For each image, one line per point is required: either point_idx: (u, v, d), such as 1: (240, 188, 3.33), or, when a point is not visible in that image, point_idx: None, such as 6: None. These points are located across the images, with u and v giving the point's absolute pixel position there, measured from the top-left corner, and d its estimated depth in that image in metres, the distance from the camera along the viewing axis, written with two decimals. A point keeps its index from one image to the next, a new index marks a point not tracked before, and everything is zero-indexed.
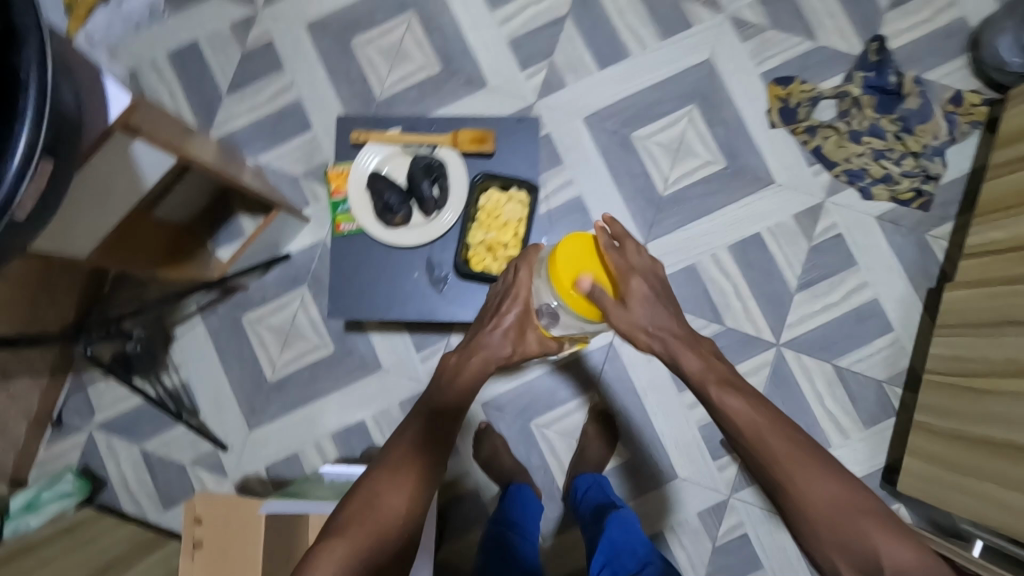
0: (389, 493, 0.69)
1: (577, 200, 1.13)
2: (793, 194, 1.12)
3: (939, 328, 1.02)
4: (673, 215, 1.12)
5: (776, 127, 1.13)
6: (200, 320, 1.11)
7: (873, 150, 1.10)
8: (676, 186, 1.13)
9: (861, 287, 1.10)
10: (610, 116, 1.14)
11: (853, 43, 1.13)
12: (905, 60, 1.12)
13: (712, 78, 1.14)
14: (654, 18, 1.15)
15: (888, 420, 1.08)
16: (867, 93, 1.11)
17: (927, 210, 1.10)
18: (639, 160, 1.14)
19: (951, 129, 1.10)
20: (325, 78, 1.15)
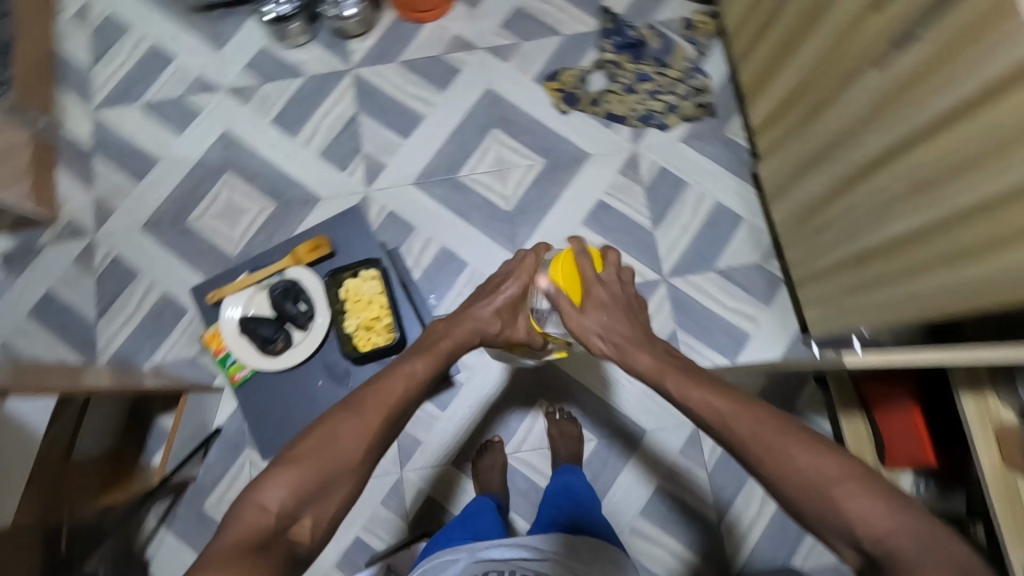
0: (353, 433, 0.69)
1: (443, 250, 1.23)
2: (609, 157, 1.26)
3: (773, 195, 1.14)
4: (526, 221, 1.24)
5: (568, 112, 1.28)
6: (165, 530, 1.12)
7: (649, 93, 1.28)
8: (516, 197, 1.25)
9: (701, 199, 1.24)
10: (434, 171, 1.26)
11: (589, 21, 1.32)
12: (633, 15, 1.31)
13: (498, 101, 1.29)
14: (428, 80, 1.30)
15: (781, 290, 1.20)
16: (620, 53, 1.29)
17: (716, 114, 1.27)
18: (475, 192, 1.26)
19: (695, 48, 1.29)
20: (180, 262, 1.22)
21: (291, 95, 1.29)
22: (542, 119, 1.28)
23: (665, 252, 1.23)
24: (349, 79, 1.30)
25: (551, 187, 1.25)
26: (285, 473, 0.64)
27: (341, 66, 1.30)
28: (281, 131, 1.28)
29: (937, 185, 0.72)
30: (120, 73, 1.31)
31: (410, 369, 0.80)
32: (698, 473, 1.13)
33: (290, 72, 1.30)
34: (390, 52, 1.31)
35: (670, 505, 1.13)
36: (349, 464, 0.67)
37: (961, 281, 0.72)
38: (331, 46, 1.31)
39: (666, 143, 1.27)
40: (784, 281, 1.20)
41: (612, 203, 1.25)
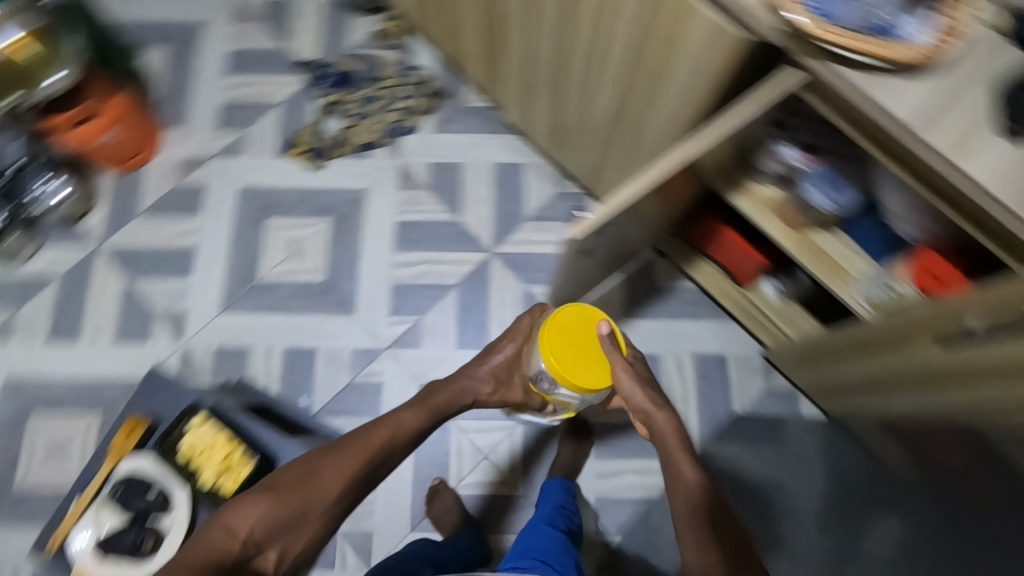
0: (333, 470, 0.85)
1: (286, 352, 1.19)
2: (382, 182, 1.28)
3: (528, 128, 1.19)
4: (345, 279, 1.23)
5: (325, 165, 1.29)
6: None
7: (381, 108, 1.31)
8: (323, 264, 1.23)
9: (481, 169, 1.29)
10: (234, 288, 1.22)
11: (295, 80, 1.33)
12: (329, 54, 1.34)
13: (257, 192, 1.28)
14: (179, 212, 1.26)
15: (589, 202, 1.26)
16: (336, 91, 1.32)
17: (449, 93, 1.33)
18: (284, 282, 1.23)
19: (397, 50, 1.34)
20: (31, 528, 1.09)
21: (53, 303, 1.20)
22: (306, 185, 1.28)
23: (479, 229, 1.26)
24: (102, 255, 1.23)
25: (349, 237, 1.25)
26: (260, 504, 0.81)
27: (87, 248, 1.23)
28: (61, 343, 1.18)
29: (608, 47, 0.77)
30: None
31: (400, 419, 0.91)
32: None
33: (38, 284, 1.20)
34: (127, 209, 1.25)
35: (614, 431, 1.16)
36: (318, 504, 0.83)
37: (673, 111, 0.77)
38: (65, 237, 1.23)
39: (424, 141, 1.30)
40: (586, 193, 1.27)
41: (410, 217, 1.27)
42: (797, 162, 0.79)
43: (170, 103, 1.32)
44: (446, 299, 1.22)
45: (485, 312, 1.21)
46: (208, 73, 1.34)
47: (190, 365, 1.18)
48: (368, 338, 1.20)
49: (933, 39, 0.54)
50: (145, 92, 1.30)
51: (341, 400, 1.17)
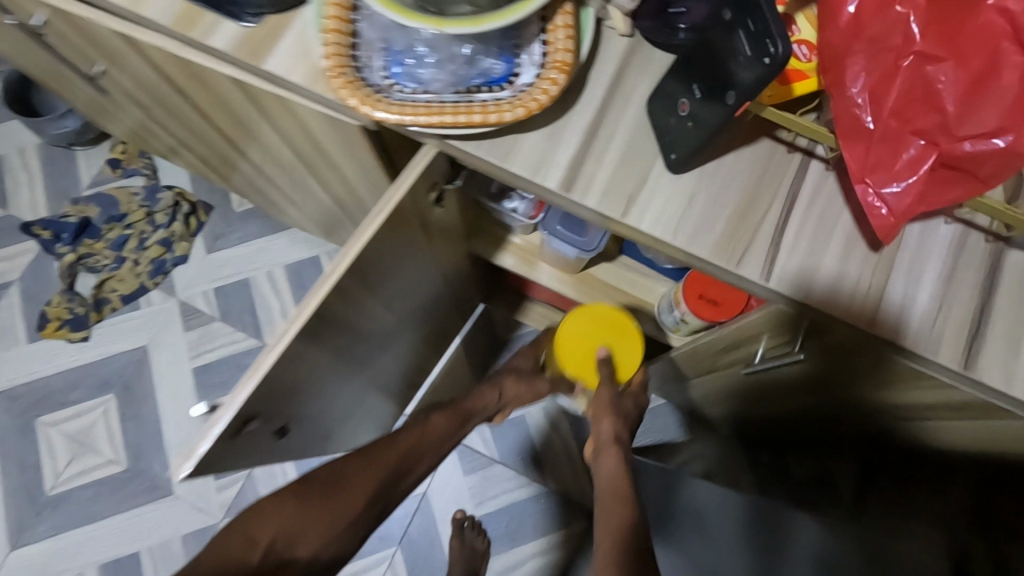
0: (363, 475, 0.57)
1: (105, 567, 0.99)
2: (164, 329, 1.10)
3: (298, 219, 1.04)
4: (153, 456, 1.04)
5: (91, 333, 1.09)
6: None
7: (137, 248, 1.12)
8: (120, 449, 1.04)
9: (273, 276, 1.13)
10: (21, 515, 1.01)
11: (29, 248, 1.13)
12: (60, 206, 1.15)
13: (17, 392, 1.07)
14: None
15: None
16: (79, 244, 1.12)
17: (213, 204, 1.16)
18: (80, 486, 1.02)
19: (138, 177, 1.16)
20: None
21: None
22: (74, 363, 1.08)
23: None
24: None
25: (143, 406, 1.06)
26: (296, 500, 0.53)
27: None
28: None
29: (261, 138, 0.62)
30: None
31: (433, 422, 0.68)
32: (493, 469, 1.04)
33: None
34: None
35: (501, 518, 1.02)
36: (344, 515, 0.55)
37: (366, 186, 0.63)
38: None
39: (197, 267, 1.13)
40: None
41: (206, 357, 1.09)
42: (528, 215, 0.67)
43: None
44: None
45: None
46: None
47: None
48: (198, 514, 1.02)
49: (542, 74, 0.43)
50: None
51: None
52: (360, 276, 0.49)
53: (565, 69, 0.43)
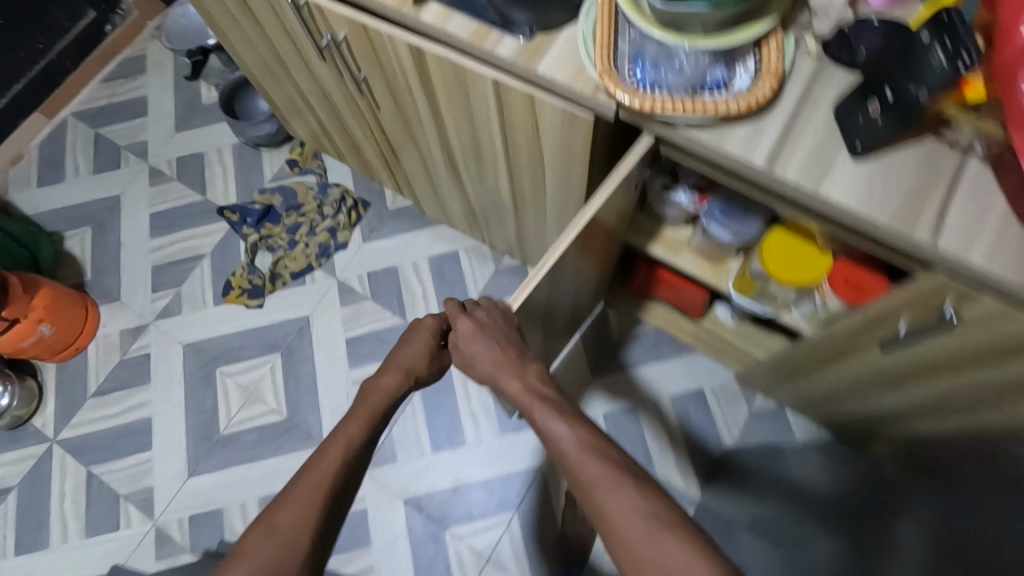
0: (282, 524, 0.57)
1: (261, 500, 1.15)
2: (324, 303, 1.28)
3: (449, 215, 1.20)
4: (307, 409, 1.20)
5: (264, 301, 1.28)
6: None
7: (308, 233, 1.32)
8: (281, 401, 1.21)
9: (418, 265, 1.29)
10: (196, 447, 1.19)
11: (219, 227, 1.35)
12: (248, 195, 1.37)
13: (201, 346, 1.26)
14: (128, 385, 1.24)
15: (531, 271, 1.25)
16: (260, 227, 1.33)
17: (370, 201, 1.34)
18: (246, 429, 1.20)
19: (311, 174, 1.37)
20: None
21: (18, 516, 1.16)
22: (249, 325, 1.27)
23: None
24: (57, 453, 1.20)
25: (303, 367, 1.23)
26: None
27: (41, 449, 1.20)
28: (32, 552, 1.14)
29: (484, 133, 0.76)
30: None
31: (342, 436, 0.63)
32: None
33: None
34: (76, 400, 1.24)
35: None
36: (293, 557, 0.56)
37: (561, 178, 0.76)
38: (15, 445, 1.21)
39: (354, 253, 1.31)
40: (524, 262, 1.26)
41: (357, 330, 1.25)
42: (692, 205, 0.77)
43: (101, 281, 1.33)
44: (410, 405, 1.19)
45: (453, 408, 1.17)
46: (135, 243, 1.35)
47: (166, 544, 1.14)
48: None
49: (757, 77, 0.53)
50: (75, 278, 1.32)
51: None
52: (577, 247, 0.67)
53: (778, 77, 0.52)
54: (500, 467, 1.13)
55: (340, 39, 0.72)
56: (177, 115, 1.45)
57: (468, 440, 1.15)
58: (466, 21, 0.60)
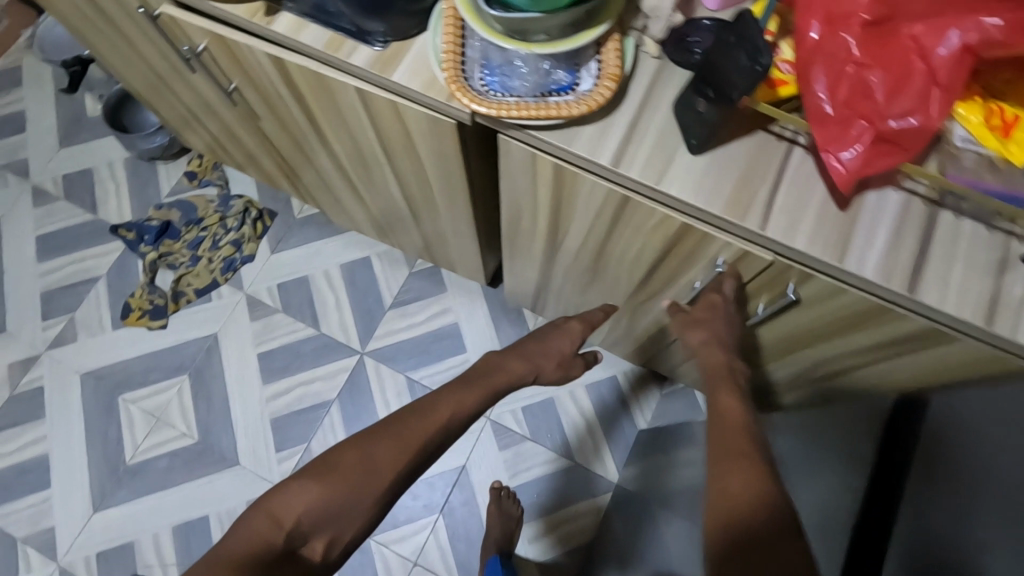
0: (380, 450, 0.62)
1: (176, 528, 1.11)
2: (231, 319, 1.24)
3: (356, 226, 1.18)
4: (220, 430, 1.16)
5: (166, 322, 1.23)
6: None
7: (211, 248, 1.27)
8: (191, 423, 1.17)
9: (329, 273, 1.26)
10: (102, 478, 1.13)
11: (114, 246, 1.28)
12: (143, 211, 1.31)
13: (101, 374, 1.20)
14: (21, 419, 1.17)
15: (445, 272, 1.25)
16: (158, 244, 1.27)
17: (277, 211, 1.31)
18: (154, 455, 1.15)
19: (211, 186, 1.32)
20: None
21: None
22: (153, 348, 1.22)
23: (343, 331, 1.23)
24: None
25: (216, 387, 1.19)
26: (319, 487, 0.58)
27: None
28: None
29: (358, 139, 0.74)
30: None
31: (455, 397, 0.70)
32: (527, 445, 1.15)
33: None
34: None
35: (536, 489, 1.13)
36: (367, 494, 0.60)
37: (445, 181, 0.76)
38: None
39: (262, 267, 1.27)
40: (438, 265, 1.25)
41: (271, 344, 1.22)
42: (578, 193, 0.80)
43: None
44: (328, 416, 1.17)
45: (372, 416, 1.17)
46: (20, 269, 1.27)
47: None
48: (260, 483, 1.13)
49: (598, 82, 0.55)
50: None
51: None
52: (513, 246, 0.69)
53: (615, 79, 0.54)
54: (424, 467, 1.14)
55: (201, 49, 0.71)
56: (59, 130, 1.36)
57: None
58: (320, 32, 0.61)
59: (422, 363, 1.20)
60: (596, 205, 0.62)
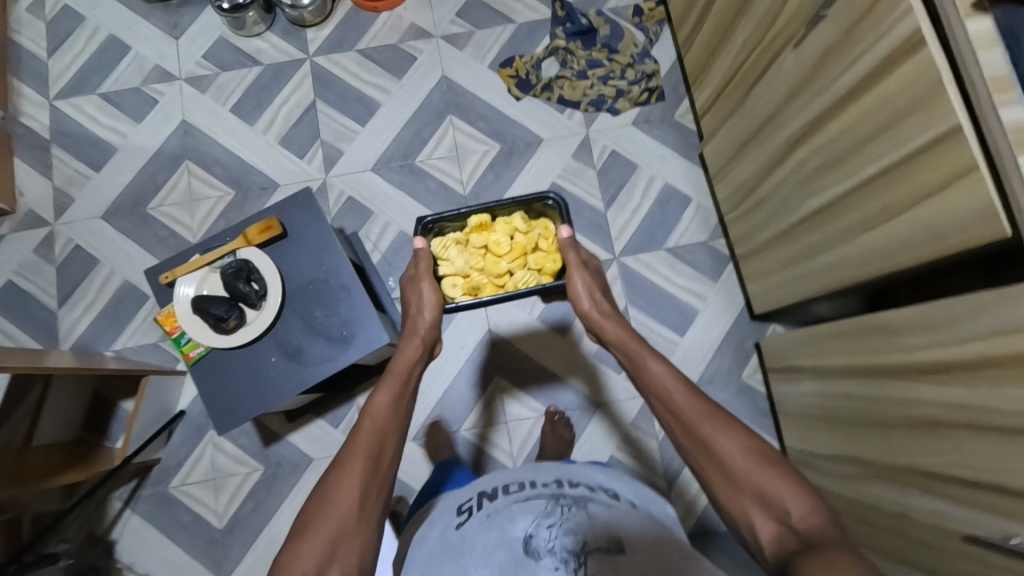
0: (341, 489, 0.63)
1: None
2: (363, 182, 1.28)
3: (527, 151, 1.30)
4: None
5: (303, 154, 1.29)
6: (128, 514, 1.15)
7: (370, 102, 1.31)
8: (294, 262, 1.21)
9: (472, 172, 1.29)
10: (236, 214, 1.26)
11: (280, 54, 1.33)
12: (307, 46, 1.33)
13: (203, 193, 1.27)
14: (210, 103, 1.31)
15: (590, 201, 1.28)
16: (328, 58, 1.32)
17: (455, 89, 1.32)
18: None
19: (397, 45, 1.33)
20: (137, 251, 1.25)
21: (74, 145, 1.29)
22: (261, 184, 1.28)
23: None
24: (102, 143, 1.29)
25: None
26: (318, 534, 0.59)
27: (134, 90, 1.31)
28: (136, 117, 1.30)
29: (781, 47, 0.85)
30: (42, 33, 1.33)
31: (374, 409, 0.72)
32: (589, 418, 1.20)
33: (62, 129, 1.30)
34: (171, 77, 1.32)
35: (607, 423, 1.20)
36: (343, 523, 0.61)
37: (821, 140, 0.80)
38: (83, 94, 1.31)
39: (385, 161, 1.29)
40: (584, 194, 1.28)
41: (363, 245, 1.26)
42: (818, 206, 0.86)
43: (184, 12, 1.34)
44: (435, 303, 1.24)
45: (475, 315, 1.23)
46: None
47: (135, 352, 1.21)
48: None
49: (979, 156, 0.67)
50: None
51: (280, 418, 1.18)
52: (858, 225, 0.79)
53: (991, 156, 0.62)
54: (492, 401, 1.21)
55: None
56: None
57: (487, 346, 1.22)
58: None
59: (532, 311, 1.23)
60: (875, 210, 0.74)
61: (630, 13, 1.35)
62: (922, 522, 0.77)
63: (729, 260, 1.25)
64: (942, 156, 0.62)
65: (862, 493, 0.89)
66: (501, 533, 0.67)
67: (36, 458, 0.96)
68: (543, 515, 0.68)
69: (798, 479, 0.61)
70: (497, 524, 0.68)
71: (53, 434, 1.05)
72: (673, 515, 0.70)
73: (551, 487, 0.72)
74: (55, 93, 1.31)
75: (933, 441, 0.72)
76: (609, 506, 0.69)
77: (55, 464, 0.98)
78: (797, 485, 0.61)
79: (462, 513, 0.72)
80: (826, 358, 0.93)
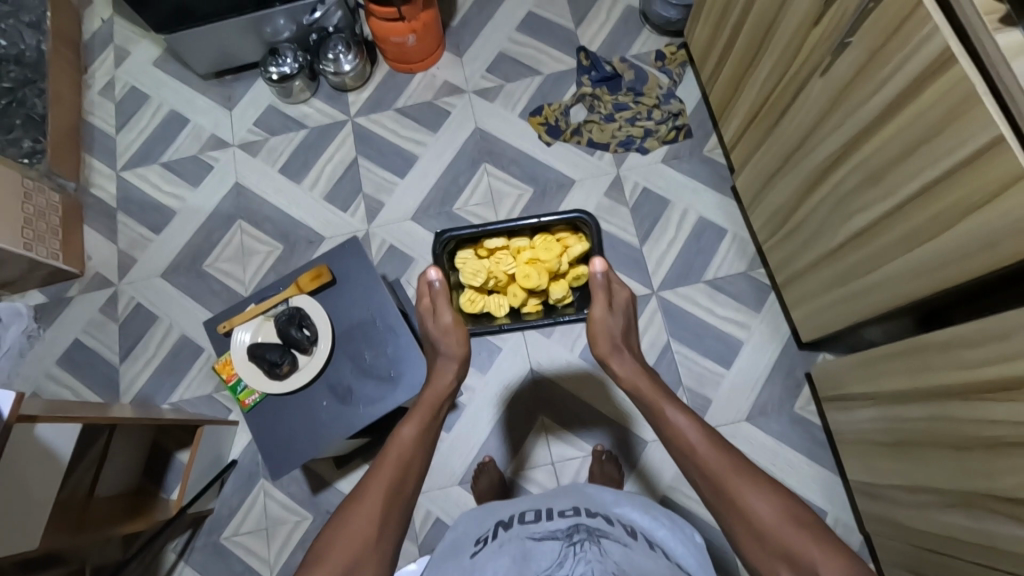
0: (361, 515, 0.63)
1: None
2: (403, 230, 1.33)
3: (561, 192, 1.34)
4: None
5: (346, 206, 1.36)
6: (180, 567, 1.16)
7: (407, 155, 1.38)
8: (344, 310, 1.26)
9: (508, 215, 1.33)
10: (284, 266, 1.33)
11: (323, 117, 1.42)
12: (349, 108, 1.42)
13: (254, 249, 1.34)
14: (259, 166, 1.40)
15: (625, 237, 1.30)
16: (368, 119, 1.41)
17: (487, 138, 1.38)
18: None
19: (432, 103, 1.41)
20: (194, 306, 1.32)
21: (138, 211, 1.39)
22: (308, 238, 1.34)
23: None
24: (163, 207, 1.39)
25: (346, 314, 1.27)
26: (334, 558, 0.60)
27: (192, 157, 1.42)
28: (193, 182, 1.40)
29: (807, 76, 0.88)
30: (112, 114, 1.46)
31: (401, 436, 0.72)
32: (637, 455, 1.17)
33: (128, 196, 1.40)
34: (226, 144, 1.42)
35: (654, 459, 1.17)
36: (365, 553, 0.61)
37: (860, 157, 0.80)
38: (147, 164, 1.42)
39: (424, 209, 1.35)
40: (617, 231, 1.30)
41: (406, 290, 1.30)
42: (861, 228, 0.85)
43: (237, 85, 1.46)
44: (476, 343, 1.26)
45: (515, 353, 1.24)
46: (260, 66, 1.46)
47: (191, 403, 1.25)
48: None
49: None
50: (220, 71, 1.47)
51: (328, 465, 1.19)
52: (904, 238, 0.78)
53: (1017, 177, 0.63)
54: (537, 441, 1.19)
55: None
56: None
57: (528, 385, 1.22)
58: None
59: (573, 348, 1.23)
60: (921, 223, 0.74)
61: (652, 59, 1.40)
62: (1007, 555, 0.72)
63: (771, 288, 1.24)
64: (988, 162, 0.61)
65: (941, 525, 0.84)
66: (511, 566, 0.62)
67: (100, 507, 0.99)
68: (556, 556, 0.61)
69: (830, 541, 0.59)
70: (509, 558, 0.63)
71: (113, 485, 1.08)
72: (701, 543, 0.74)
73: (568, 526, 0.67)
74: (122, 165, 1.43)
75: (1010, 465, 0.68)
76: (624, 547, 0.64)
77: (115, 513, 1.01)
78: (833, 552, 0.58)
79: (479, 543, 0.70)
80: (886, 382, 0.90)
